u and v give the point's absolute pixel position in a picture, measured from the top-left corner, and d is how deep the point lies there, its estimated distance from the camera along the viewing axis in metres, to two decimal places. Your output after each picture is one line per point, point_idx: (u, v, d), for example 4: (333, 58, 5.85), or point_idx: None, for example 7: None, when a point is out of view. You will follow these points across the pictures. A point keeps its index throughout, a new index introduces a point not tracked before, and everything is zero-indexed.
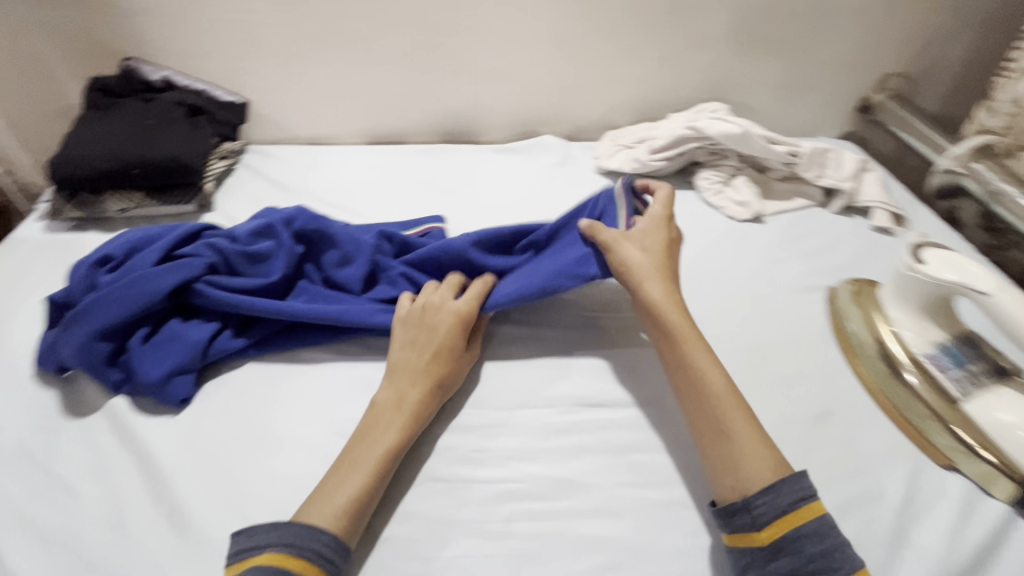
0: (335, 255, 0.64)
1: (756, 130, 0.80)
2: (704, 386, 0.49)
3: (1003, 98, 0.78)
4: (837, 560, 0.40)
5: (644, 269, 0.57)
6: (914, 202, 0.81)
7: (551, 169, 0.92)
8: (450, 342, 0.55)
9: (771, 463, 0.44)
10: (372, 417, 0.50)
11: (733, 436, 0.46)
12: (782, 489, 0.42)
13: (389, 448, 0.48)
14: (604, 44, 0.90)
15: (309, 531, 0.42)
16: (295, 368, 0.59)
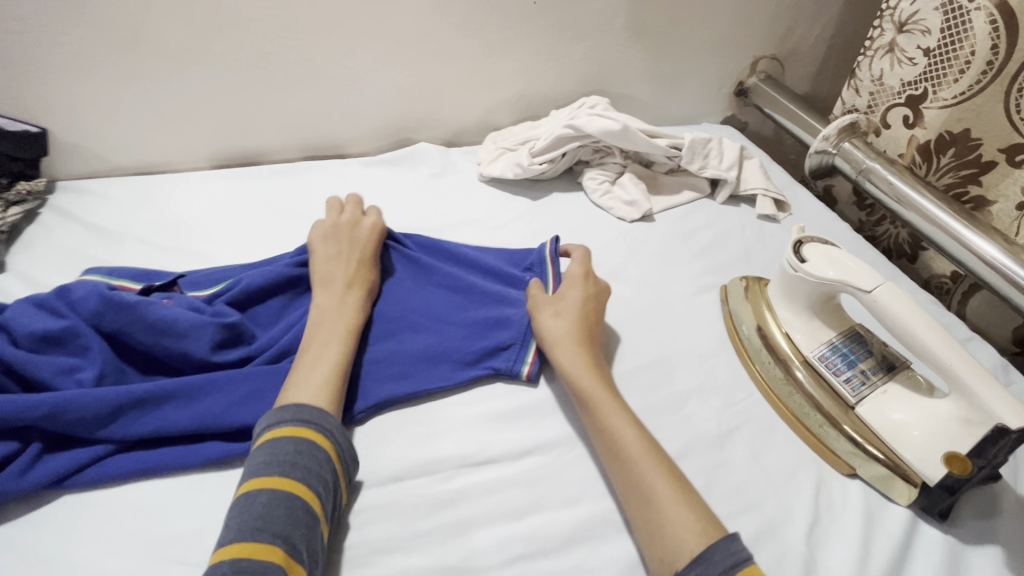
0: (162, 338, 0.51)
1: (634, 124, 0.76)
2: (621, 451, 0.44)
3: (864, 76, 0.81)
4: None
5: (557, 334, 0.52)
6: (794, 186, 0.80)
7: (429, 180, 0.83)
8: (372, 248, 0.61)
9: (697, 519, 0.40)
10: (319, 313, 0.53)
11: (656, 502, 0.41)
12: (714, 556, 0.37)
13: (354, 323, 0.53)
14: (471, 40, 0.82)
15: (320, 412, 0.44)
16: (104, 473, 0.46)
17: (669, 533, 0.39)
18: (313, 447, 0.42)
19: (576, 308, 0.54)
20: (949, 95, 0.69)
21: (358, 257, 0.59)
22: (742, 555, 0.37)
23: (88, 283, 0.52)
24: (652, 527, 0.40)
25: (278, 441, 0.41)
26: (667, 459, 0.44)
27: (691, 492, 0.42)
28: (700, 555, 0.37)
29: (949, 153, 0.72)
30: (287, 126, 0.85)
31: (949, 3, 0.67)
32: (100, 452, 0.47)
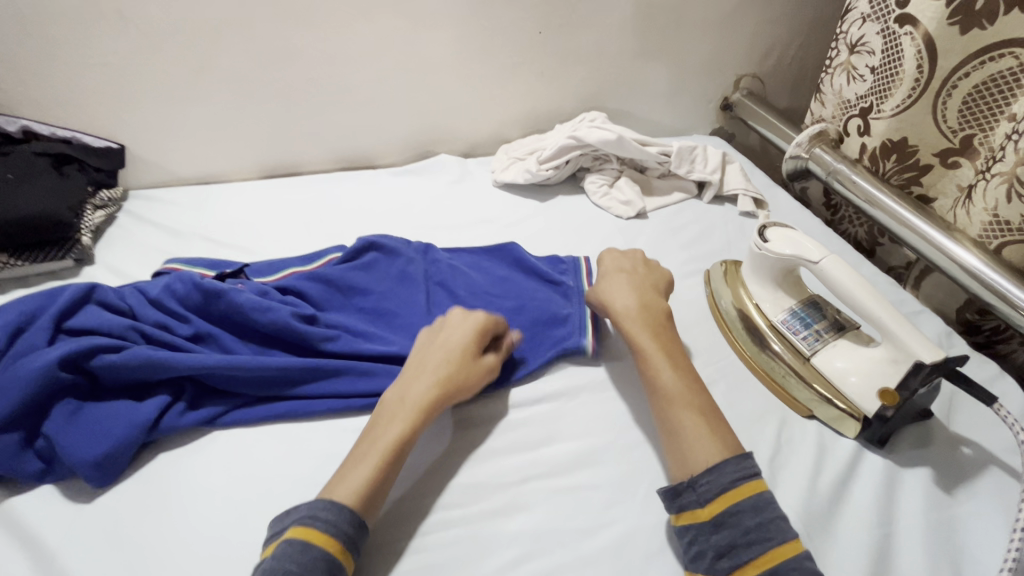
0: (249, 314, 0.61)
1: (628, 135, 0.88)
2: (664, 396, 0.53)
3: (828, 92, 0.91)
4: (770, 531, 0.43)
5: (629, 312, 0.60)
6: (772, 187, 0.91)
7: (450, 187, 0.95)
8: (466, 353, 0.56)
9: (717, 439, 0.49)
10: (383, 411, 0.52)
11: (683, 434, 0.50)
12: (726, 467, 0.47)
13: (399, 437, 0.50)
14: (484, 65, 0.95)
15: (324, 502, 0.45)
16: (235, 419, 0.57)
17: (688, 451, 0.49)
18: (292, 545, 0.42)
19: (635, 284, 0.63)
20: (891, 107, 0.79)
21: (443, 355, 0.56)
22: (752, 470, 0.46)
23: (186, 275, 0.63)
24: (677, 446, 0.50)
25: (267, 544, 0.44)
26: (703, 403, 0.52)
27: (718, 425, 0.51)
28: (712, 467, 0.47)
29: (892, 158, 0.83)
30: (325, 140, 0.97)
31: (887, 28, 0.77)
32: (230, 404, 0.57)
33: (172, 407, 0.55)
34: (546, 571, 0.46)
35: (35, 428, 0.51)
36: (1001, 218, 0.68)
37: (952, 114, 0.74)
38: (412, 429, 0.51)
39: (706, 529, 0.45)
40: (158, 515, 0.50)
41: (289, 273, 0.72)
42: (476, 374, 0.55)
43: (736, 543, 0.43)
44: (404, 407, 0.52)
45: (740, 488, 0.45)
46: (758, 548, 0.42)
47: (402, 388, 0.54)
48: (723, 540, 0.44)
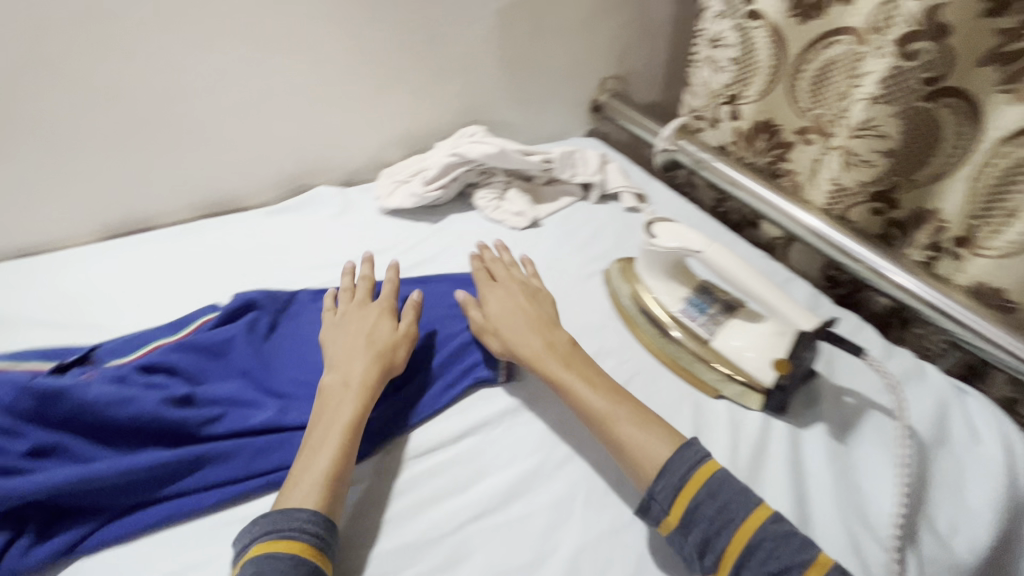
0: (104, 410, 0.51)
1: (510, 147, 0.87)
2: (584, 406, 0.54)
3: (696, 84, 0.94)
4: (734, 511, 0.45)
5: (493, 319, 0.63)
6: (649, 181, 0.96)
7: (334, 220, 0.88)
8: (378, 331, 0.60)
9: (663, 438, 0.50)
10: (322, 404, 0.54)
11: (622, 442, 0.51)
12: (674, 467, 0.48)
13: (354, 416, 0.52)
14: (350, 88, 0.90)
15: (286, 514, 0.45)
16: (103, 540, 0.48)
17: (637, 462, 0.49)
18: (274, 558, 0.42)
19: (515, 310, 0.63)
20: (754, 93, 0.83)
21: (365, 338, 0.59)
22: (697, 457, 0.48)
23: (6, 380, 0.51)
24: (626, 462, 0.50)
25: (247, 562, 0.43)
26: (635, 408, 0.53)
27: (654, 423, 0.52)
28: (663, 473, 0.48)
29: (763, 138, 0.86)
30: (177, 186, 0.86)
31: (739, 24, 0.81)
32: (94, 524, 0.48)
33: (18, 542, 0.45)
34: None
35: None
36: (843, 186, 0.74)
37: (802, 95, 0.77)
38: (363, 407, 0.53)
39: (681, 534, 0.45)
40: None
41: (153, 347, 0.62)
42: (404, 347, 0.60)
43: (709, 534, 0.44)
44: (350, 390, 0.54)
45: (690, 481, 0.47)
46: (729, 534, 0.44)
47: (341, 371, 0.56)
48: (698, 539, 0.44)
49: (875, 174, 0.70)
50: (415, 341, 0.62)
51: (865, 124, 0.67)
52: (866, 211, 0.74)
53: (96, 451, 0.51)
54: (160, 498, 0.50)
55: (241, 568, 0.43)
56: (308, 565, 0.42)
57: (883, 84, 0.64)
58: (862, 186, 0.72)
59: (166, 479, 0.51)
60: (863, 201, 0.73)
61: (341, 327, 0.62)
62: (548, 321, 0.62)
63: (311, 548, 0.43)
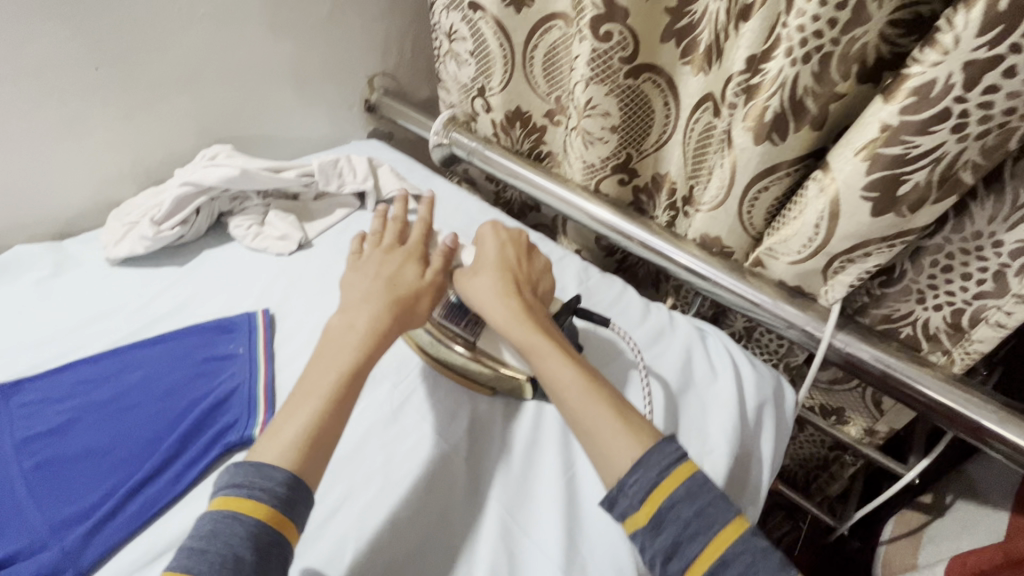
0: None
1: (255, 166, 0.78)
2: (559, 388, 0.52)
3: (446, 79, 0.92)
4: (711, 517, 0.44)
5: (480, 262, 0.61)
6: (429, 179, 0.93)
7: (41, 286, 0.70)
8: (404, 269, 0.60)
9: (627, 432, 0.49)
10: (330, 342, 0.53)
11: (596, 430, 0.50)
12: (653, 461, 0.47)
13: (355, 364, 0.51)
14: (27, 121, 0.72)
15: (264, 468, 0.44)
16: None
17: (605, 450, 0.49)
18: (234, 518, 0.41)
19: (494, 263, 0.60)
20: (499, 84, 0.83)
21: (381, 277, 0.58)
22: (678, 454, 0.47)
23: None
24: (596, 449, 0.49)
25: (204, 517, 0.42)
26: (607, 390, 0.52)
27: (632, 413, 0.51)
28: (640, 463, 0.47)
29: (518, 127, 0.88)
30: None
31: (466, 16, 0.79)
32: None
33: None
34: None
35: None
36: (591, 162, 0.76)
37: (539, 81, 0.80)
38: (369, 356, 0.52)
39: (648, 534, 0.45)
40: None
41: None
42: (427, 296, 0.58)
43: (680, 538, 0.44)
44: (355, 334, 0.53)
45: (670, 477, 0.46)
46: (702, 542, 0.43)
47: (347, 316, 0.55)
48: (666, 541, 0.44)
49: (611, 148, 0.73)
50: (442, 289, 0.61)
51: (592, 104, 0.68)
52: (614, 181, 0.78)
53: None
54: None
55: (202, 519, 0.42)
56: (264, 539, 0.41)
57: (593, 63, 0.65)
58: (604, 160, 0.75)
59: None
60: (610, 173, 0.77)
61: (367, 264, 0.60)
62: (523, 283, 0.60)
63: (259, 510, 0.42)
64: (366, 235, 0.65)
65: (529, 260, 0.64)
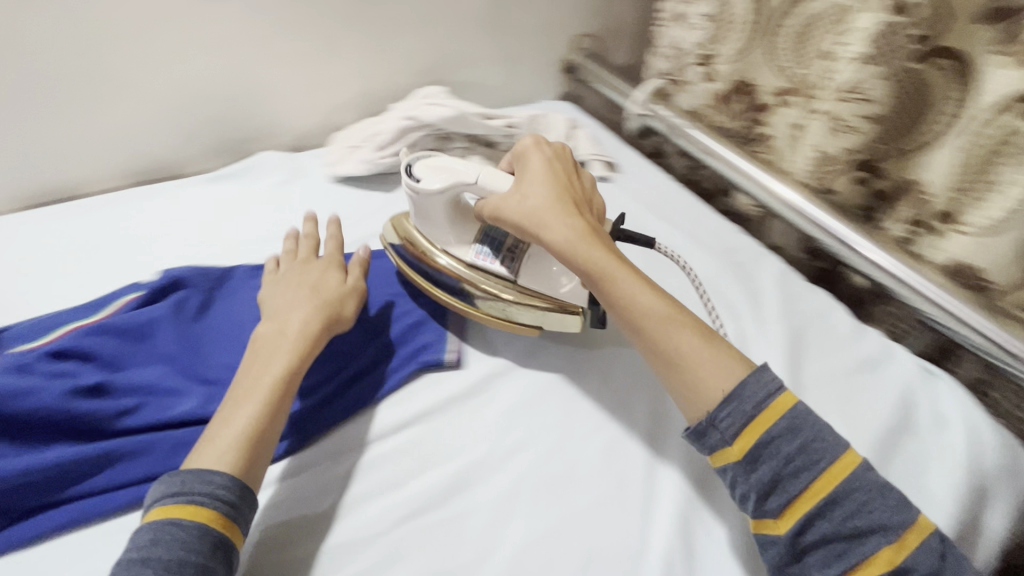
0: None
1: (469, 109, 0.80)
2: (636, 315, 0.49)
3: (666, 45, 0.89)
4: (815, 451, 0.43)
5: (511, 187, 0.56)
6: (622, 148, 0.91)
7: (280, 189, 0.81)
8: (339, 283, 0.58)
9: (710, 352, 0.47)
10: (260, 349, 0.50)
11: (682, 362, 0.47)
12: (748, 394, 0.44)
13: (285, 372, 0.48)
14: (293, 41, 0.81)
15: (198, 474, 0.42)
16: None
17: (695, 375, 0.46)
18: (174, 526, 0.39)
19: (546, 177, 0.56)
20: (732, 51, 0.78)
21: (309, 289, 0.56)
22: (774, 385, 0.45)
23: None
24: (686, 377, 0.47)
25: (140, 529, 0.40)
26: (687, 312, 0.50)
27: (721, 340, 0.48)
28: (731, 398, 0.44)
29: (740, 101, 0.80)
30: (104, 151, 0.78)
31: None
32: None
33: None
34: None
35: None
36: (831, 154, 0.68)
37: (784, 53, 0.72)
38: (296, 360, 0.50)
39: (744, 470, 0.43)
40: None
41: (68, 330, 0.56)
42: (350, 302, 0.57)
43: (780, 474, 0.42)
44: (284, 340, 0.51)
45: (766, 411, 0.44)
46: (807, 477, 0.42)
47: (276, 322, 0.53)
48: (766, 476, 0.43)
49: (865, 140, 0.64)
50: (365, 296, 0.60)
51: (855, 86, 0.61)
52: (851, 179, 0.69)
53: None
54: (63, 499, 0.46)
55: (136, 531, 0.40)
56: (212, 539, 0.40)
57: (876, 42, 0.58)
58: (849, 153, 0.66)
59: (68, 478, 0.46)
60: (847, 169, 0.68)
61: (280, 283, 0.58)
62: (579, 200, 0.56)
63: (209, 515, 0.40)
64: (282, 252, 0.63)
65: (577, 182, 0.58)
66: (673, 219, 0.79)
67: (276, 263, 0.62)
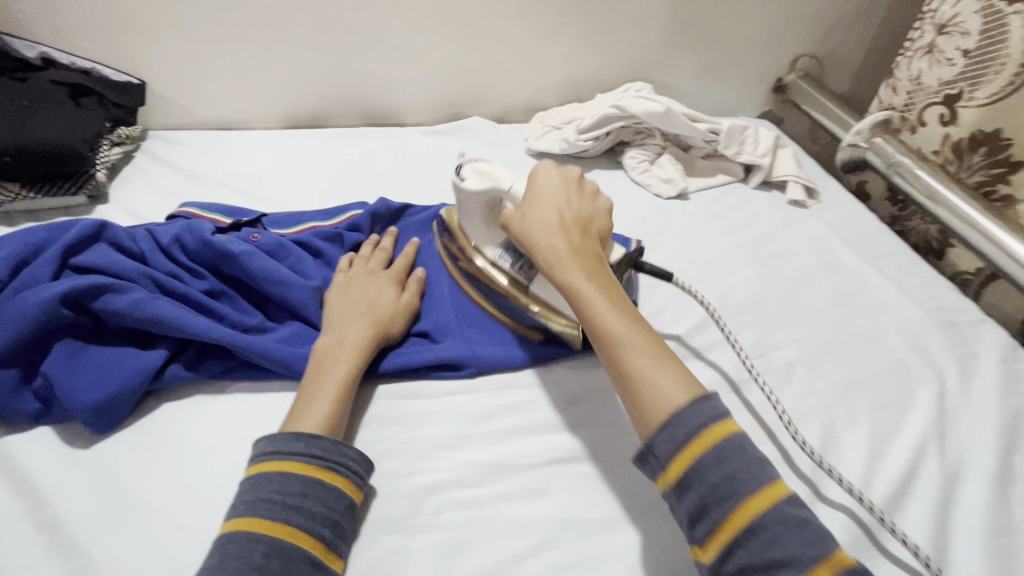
0: (260, 281, 0.57)
1: (677, 108, 0.81)
2: (614, 332, 0.43)
3: (903, 76, 0.86)
4: (744, 483, 0.36)
5: (542, 195, 0.53)
6: (824, 177, 0.85)
7: (482, 152, 0.89)
8: (376, 302, 0.56)
9: (677, 375, 0.41)
10: (319, 357, 0.51)
11: (644, 376, 0.41)
12: (680, 418, 0.38)
13: (347, 377, 0.50)
14: (528, 21, 0.88)
15: (336, 445, 0.45)
16: (235, 376, 0.54)
17: (641, 392, 0.41)
18: (322, 488, 0.42)
19: (552, 196, 0.53)
20: (985, 95, 0.74)
21: (365, 304, 0.56)
22: (713, 417, 0.38)
23: (197, 228, 0.58)
24: (635, 394, 0.41)
25: (286, 478, 0.42)
26: (649, 331, 0.44)
27: (671, 360, 0.42)
28: (665, 416, 0.39)
29: (981, 152, 0.76)
30: (352, 93, 0.91)
31: (989, 6, 0.72)
32: (232, 366, 0.54)
33: (177, 358, 0.52)
34: (562, 561, 0.43)
35: (35, 364, 0.49)
36: None
37: None
38: (359, 365, 0.51)
39: (675, 497, 0.38)
40: (159, 467, 0.47)
41: (308, 228, 0.68)
42: (401, 316, 0.57)
43: (707, 503, 0.36)
44: (342, 350, 0.51)
45: (699, 438, 0.38)
46: (731, 513, 0.36)
47: (333, 332, 0.53)
48: (693, 506, 0.37)
49: None
50: (415, 313, 0.59)
51: None
52: None
53: (248, 312, 0.57)
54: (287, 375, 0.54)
55: (276, 478, 0.42)
56: (345, 504, 0.43)
57: None
58: None
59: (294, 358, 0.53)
60: None
61: (344, 293, 0.58)
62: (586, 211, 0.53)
63: (347, 485, 0.44)
64: (356, 256, 0.64)
65: (598, 209, 0.55)
66: (874, 260, 0.73)
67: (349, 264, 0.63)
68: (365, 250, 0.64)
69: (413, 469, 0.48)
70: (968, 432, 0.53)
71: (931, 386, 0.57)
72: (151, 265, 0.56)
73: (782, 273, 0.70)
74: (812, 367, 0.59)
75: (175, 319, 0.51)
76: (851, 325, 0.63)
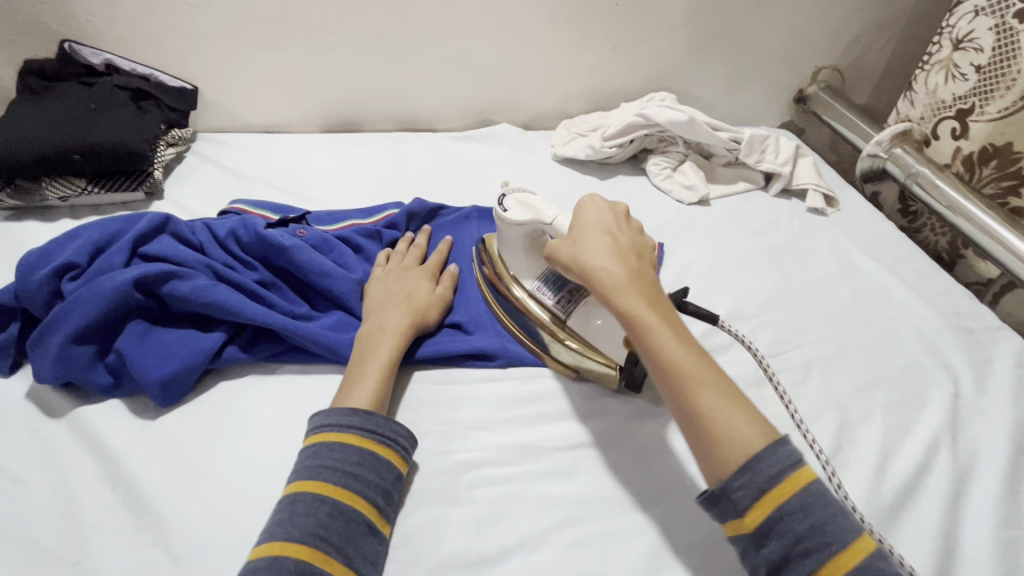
0: (307, 272, 0.61)
1: (700, 117, 0.85)
2: (683, 376, 0.41)
3: (920, 90, 0.88)
4: (829, 534, 0.36)
5: (589, 228, 0.51)
6: (843, 186, 0.87)
7: (510, 157, 0.93)
8: (413, 294, 0.60)
9: (749, 417, 0.40)
10: (363, 344, 0.55)
11: (715, 419, 0.40)
12: (761, 463, 0.38)
13: (389, 360, 0.53)
14: (557, 33, 0.92)
15: (386, 421, 0.48)
16: (283, 359, 0.58)
17: (713, 436, 0.39)
18: (376, 459, 0.46)
19: (601, 229, 0.51)
20: (997, 109, 0.76)
21: (403, 295, 0.60)
22: (791, 461, 0.38)
23: (250, 222, 0.63)
24: (707, 437, 0.40)
25: (344, 448, 0.46)
26: (717, 368, 0.42)
27: (743, 399, 0.41)
28: (745, 465, 0.38)
29: (991, 165, 0.78)
30: (388, 100, 0.96)
31: (1002, 23, 0.73)
32: (281, 350, 0.58)
33: (233, 341, 0.57)
34: (588, 536, 0.46)
35: (108, 343, 0.54)
36: None
37: None
38: (400, 349, 0.55)
39: (752, 542, 0.39)
40: (218, 438, 0.52)
41: (349, 225, 0.72)
42: (436, 306, 0.61)
43: (789, 553, 0.37)
44: (384, 335, 0.55)
45: (780, 485, 0.38)
46: (815, 563, 0.36)
47: (375, 320, 0.57)
48: (775, 552, 0.37)
49: None
50: (449, 304, 0.63)
51: None
52: None
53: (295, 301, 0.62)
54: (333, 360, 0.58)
55: (334, 446, 0.46)
56: (395, 475, 0.47)
57: None
58: None
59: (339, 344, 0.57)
60: None
61: (383, 285, 0.62)
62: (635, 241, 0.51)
63: (397, 457, 0.47)
64: (392, 252, 0.68)
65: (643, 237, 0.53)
66: (891, 266, 0.75)
67: (386, 259, 0.67)
68: (400, 246, 0.68)
69: (449, 448, 0.52)
70: (981, 431, 0.55)
71: (945, 386, 0.59)
72: (209, 255, 0.61)
73: (800, 276, 0.72)
74: (829, 366, 0.61)
75: (232, 305, 0.56)
76: (867, 328, 0.66)
